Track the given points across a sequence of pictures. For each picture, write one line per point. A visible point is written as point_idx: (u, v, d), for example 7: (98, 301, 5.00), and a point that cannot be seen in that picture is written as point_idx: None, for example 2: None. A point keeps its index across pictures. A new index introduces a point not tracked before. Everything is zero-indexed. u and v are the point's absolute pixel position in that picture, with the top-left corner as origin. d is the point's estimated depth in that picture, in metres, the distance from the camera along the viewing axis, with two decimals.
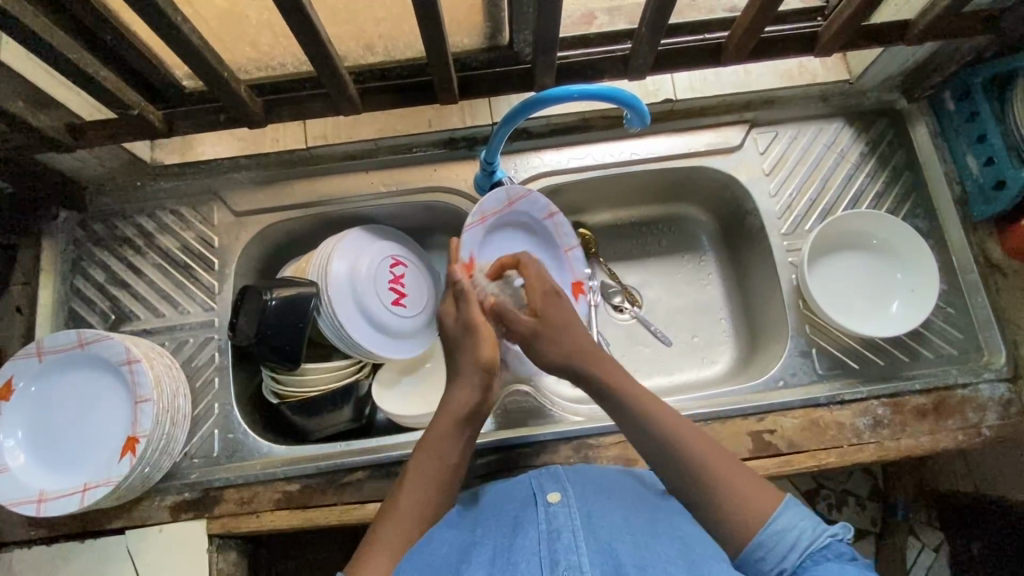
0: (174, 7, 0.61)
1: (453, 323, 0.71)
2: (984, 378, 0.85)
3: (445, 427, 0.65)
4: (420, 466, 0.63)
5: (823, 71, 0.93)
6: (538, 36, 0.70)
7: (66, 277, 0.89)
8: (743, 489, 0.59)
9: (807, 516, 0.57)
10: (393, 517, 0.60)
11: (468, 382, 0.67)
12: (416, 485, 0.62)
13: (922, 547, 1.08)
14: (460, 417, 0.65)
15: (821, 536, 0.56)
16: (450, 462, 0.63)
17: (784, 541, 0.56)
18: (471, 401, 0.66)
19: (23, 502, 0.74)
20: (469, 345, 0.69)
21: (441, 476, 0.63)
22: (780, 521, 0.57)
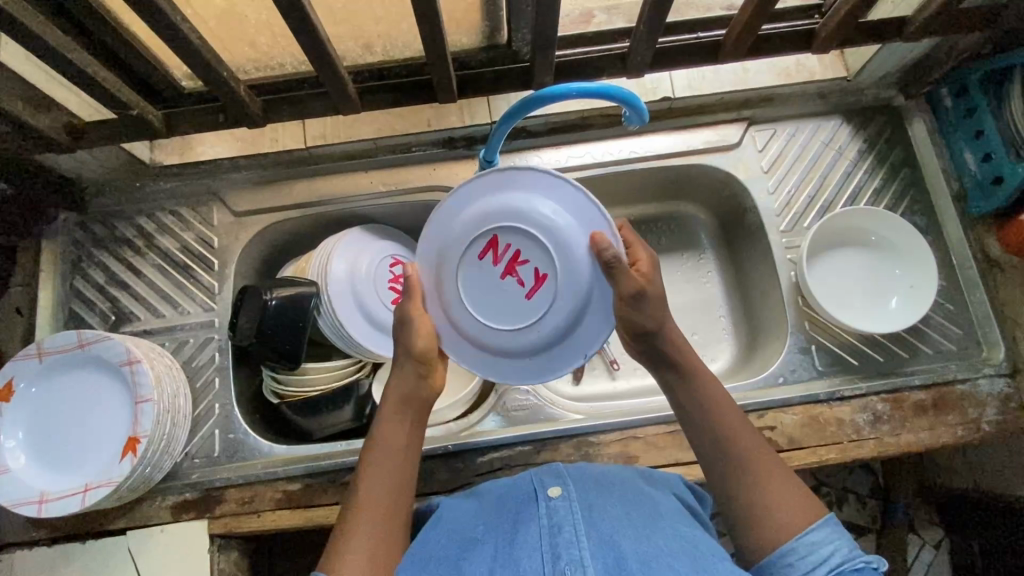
0: (173, 7, 0.61)
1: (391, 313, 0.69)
2: (983, 373, 0.85)
3: (389, 418, 0.66)
4: (371, 458, 0.64)
5: (821, 68, 0.93)
6: (537, 35, 0.71)
7: (65, 278, 0.89)
8: (775, 489, 0.61)
9: (844, 537, 0.57)
10: (354, 515, 0.60)
11: (404, 369, 0.67)
12: (371, 476, 0.62)
13: (924, 543, 1.10)
14: (400, 403, 0.66)
15: (854, 559, 0.55)
16: (399, 449, 0.64)
17: (815, 554, 0.56)
18: (407, 388, 0.66)
19: (23, 503, 0.74)
20: (407, 332, 0.67)
21: (393, 463, 0.63)
22: (816, 535, 0.57)
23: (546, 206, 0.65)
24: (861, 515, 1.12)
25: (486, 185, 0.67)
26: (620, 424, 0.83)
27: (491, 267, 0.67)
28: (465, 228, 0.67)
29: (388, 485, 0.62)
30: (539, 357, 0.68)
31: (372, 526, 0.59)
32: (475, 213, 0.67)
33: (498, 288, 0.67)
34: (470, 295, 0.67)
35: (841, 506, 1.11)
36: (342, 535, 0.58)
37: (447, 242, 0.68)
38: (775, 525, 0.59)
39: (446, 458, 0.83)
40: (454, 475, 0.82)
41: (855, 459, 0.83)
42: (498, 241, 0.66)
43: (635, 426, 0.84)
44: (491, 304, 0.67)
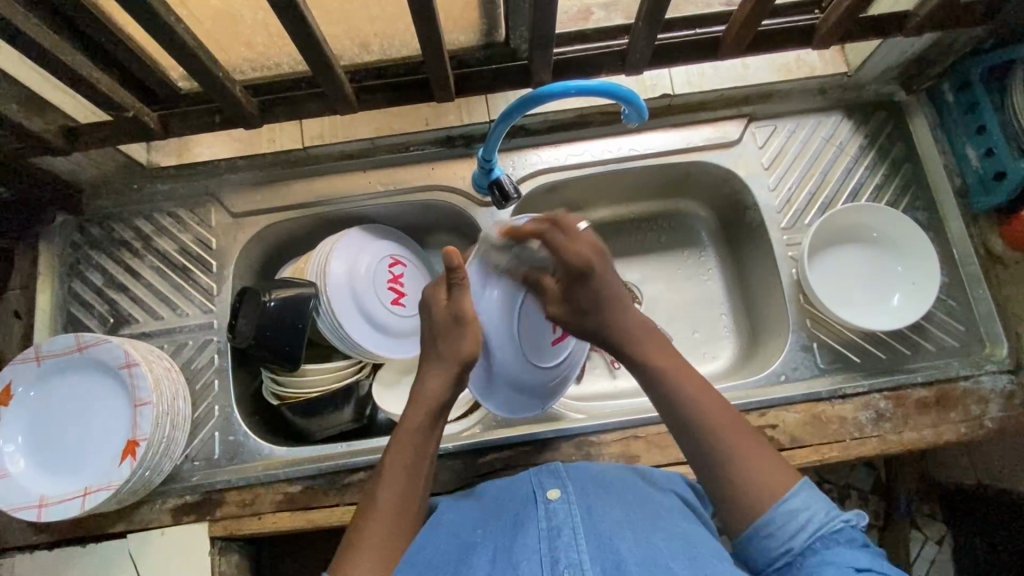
0: (167, 7, 0.60)
1: (442, 311, 0.66)
2: (986, 370, 0.84)
3: (419, 425, 0.63)
4: (395, 463, 0.62)
5: (821, 63, 0.92)
6: (535, 33, 0.70)
7: (63, 281, 0.89)
8: (759, 467, 0.61)
9: (820, 500, 0.59)
10: (373, 524, 0.58)
11: (444, 371, 0.65)
12: (393, 485, 0.61)
13: (925, 540, 1.09)
14: (434, 411, 0.64)
15: (833, 520, 0.57)
16: (424, 459, 0.62)
17: (794, 521, 0.58)
18: (443, 393, 0.64)
19: (23, 507, 0.74)
20: (456, 336, 0.66)
21: (416, 472, 0.62)
22: (793, 502, 0.59)
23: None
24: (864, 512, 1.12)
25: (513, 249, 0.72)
26: (621, 423, 0.83)
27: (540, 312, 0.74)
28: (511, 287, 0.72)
29: (410, 497, 0.60)
30: (550, 396, 0.81)
31: (389, 541, 0.58)
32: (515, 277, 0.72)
33: (540, 331, 0.75)
34: (523, 338, 0.74)
35: (843, 502, 1.11)
36: (356, 545, 0.57)
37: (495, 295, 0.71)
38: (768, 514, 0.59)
39: (447, 459, 0.83)
40: (455, 475, 0.82)
41: (858, 457, 0.83)
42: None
43: (636, 425, 0.83)
44: (533, 348, 0.75)
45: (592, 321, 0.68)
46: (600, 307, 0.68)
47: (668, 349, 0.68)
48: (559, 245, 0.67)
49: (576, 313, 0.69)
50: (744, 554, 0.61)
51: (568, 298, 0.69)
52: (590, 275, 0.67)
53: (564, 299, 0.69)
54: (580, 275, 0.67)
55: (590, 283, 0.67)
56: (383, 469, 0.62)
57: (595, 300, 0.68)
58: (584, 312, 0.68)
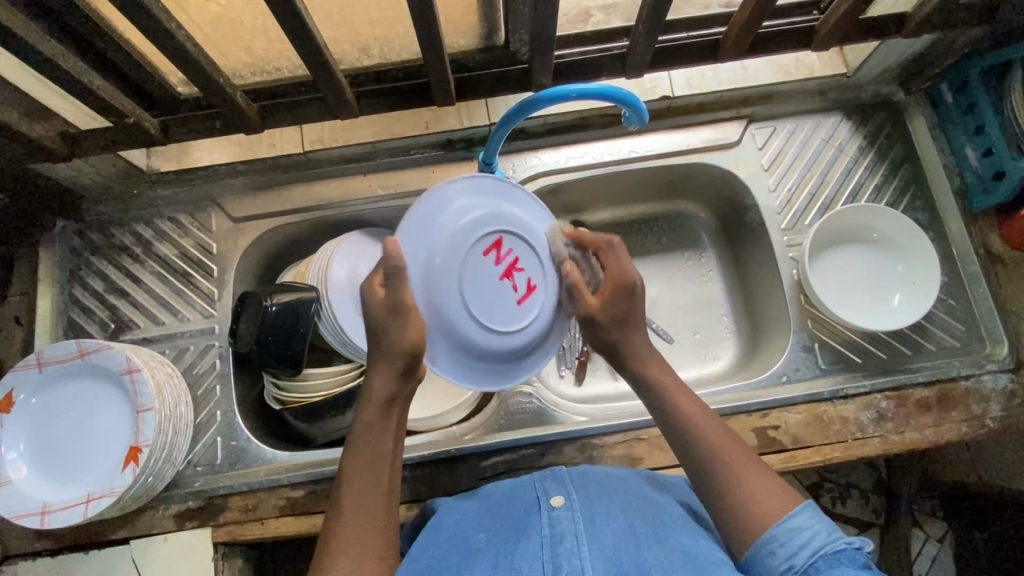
0: (167, 13, 0.60)
1: (380, 302, 0.64)
2: (987, 369, 0.85)
3: (373, 421, 0.62)
4: (354, 463, 0.60)
5: (819, 64, 0.92)
6: (535, 37, 0.70)
7: (64, 287, 0.88)
8: (756, 485, 0.60)
9: (823, 520, 0.57)
10: (342, 529, 0.57)
11: (392, 363, 0.63)
12: (358, 486, 0.59)
13: (927, 538, 1.10)
14: (383, 405, 0.62)
15: (835, 540, 0.56)
16: (385, 454, 0.61)
17: (794, 538, 0.56)
18: (390, 385, 0.63)
19: (27, 515, 0.74)
20: (396, 327, 0.63)
21: (378, 468, 0.60)
22: (794, 521, 0.57)
23: (525, 212, 0.73)
24: (865, 511, 1.12)
25: (467, 188, 0.71)
26: (624, 426, 0.83)
27: (491, 265, 0.69)
28: (463, 227, 0.68)
29: (377, 494, 0.59)
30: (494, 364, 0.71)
31: (364, 539, 0.57)
32: (461, 215, 0.69)
33: (493, 286, 0.70)
34: (468, 295, 0.68)
35: (843, 502, 1.12)
36: (332, 548, 0.56)
37: (441, 233, 0.68)
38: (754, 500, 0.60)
39: (450, 463, 0.83)
40: (458, 478, 0.82)
41: (860, 457, 0.83)
42: (500, 242, 0.70)
43: (639, 427, 0.83)
44: (485, 306, 0.69)
45: (620, 332, 0.70)
46: (631, 322, 0.70)
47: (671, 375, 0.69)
48: (614, 258, 0.73)
49: (611, 321, 0.70)
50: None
51: (611, 304, 0.71)
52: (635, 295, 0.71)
53: (605, 304, 0.71)
54: (627, 291, 0.71)
55: (633, 299, 0.71)
56: (343, 472, 0.60)
57: (629, 314, 0.70)
58: (620, 323, 0.70)
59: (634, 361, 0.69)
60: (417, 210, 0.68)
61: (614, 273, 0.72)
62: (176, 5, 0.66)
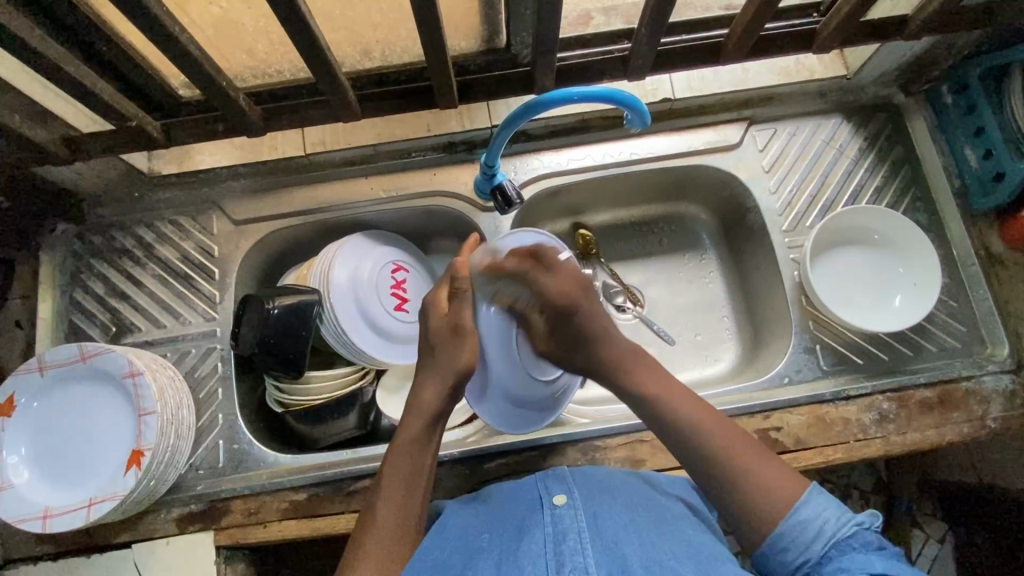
0: (170, 16, 0.60)
1: (442, 324, 0.69)
2: (988, 370, 0.85)
3: (415, 432, 0.64)
4: (394, 472, 0.62)
5: (820, 66, 0.93)
6: (538, 40, 0.70)
7: (64, 290, 0.88)
8: (771, 477, 0.61)
9: (830, 505, 0.59)
10: (373, 533, 0.58)
11: (441, 379, 0.66)
12: (392, 494, 0.60)
13: (927, 538, 1.09)
14: (428, 419, 0.65)
15: (845, 525, 0.58)
16: (424, 465, 0.62)
17: (807, 529, 0.58)
18: (439, 400, 0.65)
19: (28, 519, 0.74)
20: (454, 346, 0.67)
21: (415, 479, 0.61)
22: (805, 511, 0.59)
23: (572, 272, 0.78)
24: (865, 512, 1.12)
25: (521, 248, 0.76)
26: (627, 427, 0.83)
27: None
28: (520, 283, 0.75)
29: (411, 506, 0.60)
30: (534, 413, 0.80)
31: (392, 547, 0.58)
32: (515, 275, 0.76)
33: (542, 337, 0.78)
34: (521, 351, 0.77)
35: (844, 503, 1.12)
36: (361, 551, 0.57)
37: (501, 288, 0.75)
38: (767, 496, 0.60)
39: (452, 465, 0.83)
40: (461, 481, 0.82)
41: (862, 458, 0.83)
42: None
43: (642, 429, 0.83)
44: (532, 358, 0.78)
45: (580, 356, 0.74)
46: (585, 342, 0.73)
47: (655, 373, 0.70)
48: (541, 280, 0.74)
49: (563, 348, 0.75)
50: (763, 563, 0.61)
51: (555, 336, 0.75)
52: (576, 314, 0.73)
53: (550, 337, 0.75)
54: (565, 315, 0.73)
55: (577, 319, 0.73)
56: (382, 479, 0.62)
57: (580, 335, 0.73)
58: (576, 345, 0.73)
59: (603, 376, 0.73)
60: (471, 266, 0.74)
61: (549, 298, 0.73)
62: (178, 8, 0.66)
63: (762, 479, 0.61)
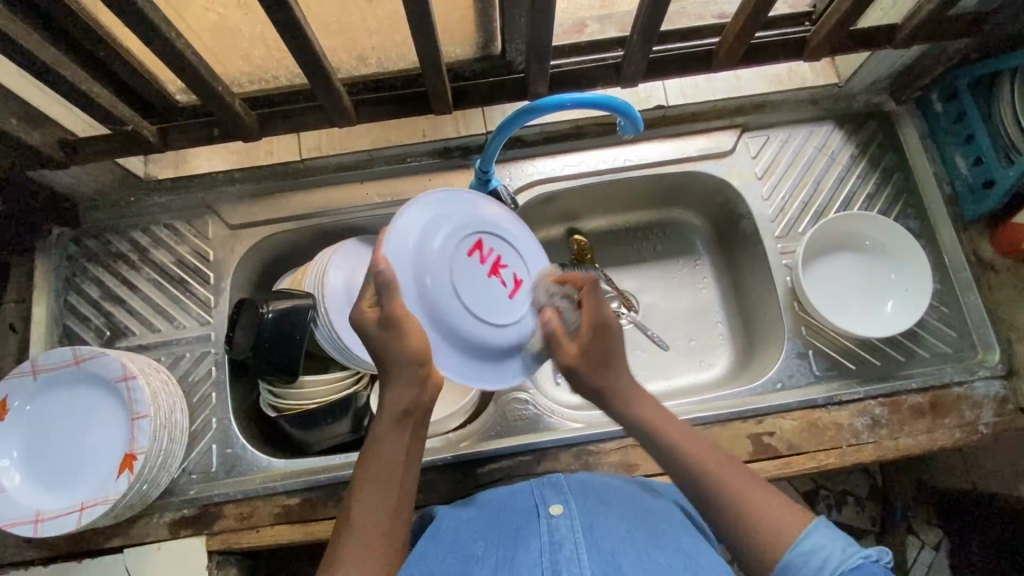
0: (167, 22, 0.61)
1: (373, 320, 0.63)
2: (979, 376, 0.85)
3: (388, 432, 0.62)
4: (370, 473, 0.60)
5: (812, 74, 0.94)
6: (532, 47, 0.71)
7: (59, 294, 0.88)
8: (771, 514, 0.58)
9: (836, 536, 0.54)
10: (350, 538, 0.56)
11: (400, 376, 0.62)
12: (368, 496, 0.59)
13: (923, 544, 1.09)
14: (399, 416, 0.62)
15: (850, 556, 0.53)
16: (401, 465, 0.61)
17: (808, 562, 0.54)
18: (408, 396, 0.62)
19: (19, 523, 0.73)
20: (393, 342, 0.62)
21: (392, 482, 0.60)
22: (811, 541, 0.55)
23: (490, 211, 0.76)
24: (861, 518, 1.13)
25: (436, 202, 0.72)
26: (618, 433, 0.83)
27: (478, 265, 0.72)
28: (441, 236, 0.69)
29: (389, 507, 0.59)
30: (506, 366, 0.72)
31: (370, 551, 0.56)
32: (433, 225, 0.70)
33: (484, 284, 0.71)
34: (461, 285, 0.69)
35: (840, 510, 1.12)
36: (337, 554, 0.56)
37: (425, 250, 0.68)
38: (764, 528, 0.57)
39: (445, 469, 0.83)
40: (455, 486, 0.82)
41: (855, 463, 0.83)
42: (481, 242, 0.73)
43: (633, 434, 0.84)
44: (480, 299, 0.70)
45: (601, 375, 0.70)
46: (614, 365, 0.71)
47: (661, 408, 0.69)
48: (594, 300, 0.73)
49: (590, 367, 0.71)
50: None
51: (588, 351, 0.71)
52: (610, 336, 0.72)
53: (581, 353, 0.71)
54: (603, 330, 0.71)
55: (610, 338, 0.71)
56: (358, 481, 0.60)
57: (610, 355, 0.71)
58: (602, 366, 0.71)
59: (616, 400, 0.69)
60: (388, 242, 0.66)
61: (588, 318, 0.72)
62: (175, 14, 0.67)
63: (756, 513, 0.58)
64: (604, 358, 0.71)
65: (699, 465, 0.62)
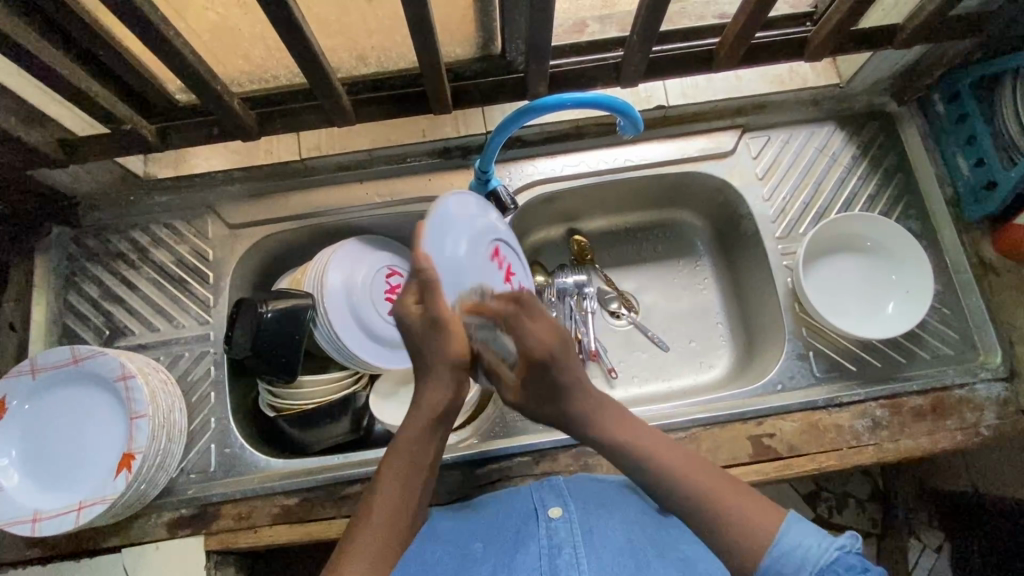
0: (165, 22, 0.61)
1: (416, 320, 0.58)
2: (980, 378, 0.85)
3: (419, 431, 0.60)
4: (395, 469, 0.59)
5: (813, 74, 0.94)
6: (532, 47, 0.71)
7: (59, 293, 0.88)
8: (757, 521, 0.54)
9: (812, 532, 0.52)
10: (366, 533, 0.55)
11: (439, 375, 0.60)
12: (389, 493, 0.58)
13: (924, 548, 1.08)
14: (434, 416, 0.60)
15: (828, 551, 0.52)
16: (425, 466, 0.60)
17: (791, 564, 0.51)
18: (446, 397, 0.60)
19: (17, 522, 0.73)
20: (437, 343, 0.58)
21: (414, 482, 0.59)
22: (788, 541, 0.52)
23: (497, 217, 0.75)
24: (861, 520, 1.12)
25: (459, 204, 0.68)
26: None
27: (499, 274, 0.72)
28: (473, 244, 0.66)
29: (410, 507, 0.58)
30: None
31: (387, 549, 0.55)
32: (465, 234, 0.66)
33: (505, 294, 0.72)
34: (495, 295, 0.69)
35: (840, 511, 1.12)
36: (350, 546, 0.55)
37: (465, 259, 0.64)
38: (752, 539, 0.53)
39: (444, 470, 0.82)
40: (453, 487, 0.82)
41: (855, 466, 0.83)
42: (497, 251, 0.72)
43: None
44: None
45: (551, 409, 0.61)
46: (565, 394, 0.61)
47: (628, 420, 0.62)
48: (521, 331, 0.58)
49: (537, 401, 0.62)
50: None
51: (529, 386, 0.61)
52: (552, 370, 0.59)
53: (521, 387, 0.62)
54: (540, 369, 0.59)
55: (550, 376, 0.59)
56: (381, 475, 0.59)
57: (559, 387, 0.60)
58: (547, 400, 0.61)
59: (581, 423, 0.62)
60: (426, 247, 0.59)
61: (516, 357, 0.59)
62: (175, 14, 0.67)
63: (746, 526, 0.54)
64: (552, 392, 0.61)
65: (672, 473, 0.58)
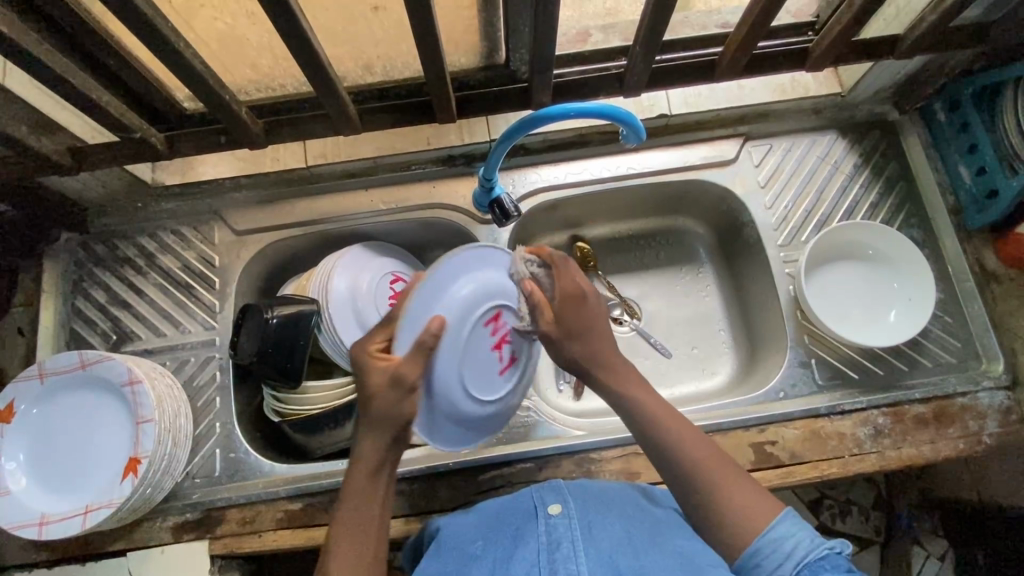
0: (176, 33, 0.62)
1: (382, 371, 0.60)
2: (983, 386, 0.85)
3: (361, 486, 0.60)
4: (343, 527, 0.59)
5: (814, 83, 0.94)
6: (535, 57, 0.72)
7: (67, 299, 0.89)
8: (750, 509, 0.60)
9: (804, 526, 0.58)
10: None
11: (379, 430, 0.60)
12: (341, 551, 0.58)
13: (927, 556, 1.08)
14: (372, 469, 0.60)
15: (817, 547, 0.57)
16: (374, 518, 0.60)
17: (779, 550, 0.57)
18: (380, 450, 0.60)
19: (23, 526, 0.74)
20: (395, 400, 0.60)
21: (365, 535, 0.59)
22: (779, 531, 0.58)
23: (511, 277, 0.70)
24: (865, 527, 1.12)
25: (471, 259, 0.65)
26: (619, 440, 0.83)
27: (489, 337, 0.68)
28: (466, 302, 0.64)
29: (363, 561, 0.58)
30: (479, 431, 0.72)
31: None
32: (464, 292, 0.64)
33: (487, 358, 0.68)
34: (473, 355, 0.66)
35: (844, 519, 1.12)
36: None
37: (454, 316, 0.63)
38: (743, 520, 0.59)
39: (447, 476, 0.83)
40: (456, 492, 0.82)
41: (858, 473, 0.83)
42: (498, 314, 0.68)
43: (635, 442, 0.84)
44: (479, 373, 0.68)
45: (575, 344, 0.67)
46: (591, 332, 0.67)
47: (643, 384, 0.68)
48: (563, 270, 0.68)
49: (564, 335, 0.67)
50: None
51: (560, 318, 0.67)
52: (586, 304, 0.68)
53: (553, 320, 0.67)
54: (578, 301, 0.67)
55: (587, 310, 0.67)
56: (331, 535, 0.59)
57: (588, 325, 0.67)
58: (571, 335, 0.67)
59: (602, 372, 0.67)
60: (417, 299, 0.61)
61: (561, 287, 0.68)
62: (186, 25, 0.68)
63: (739, 506, 0.60)
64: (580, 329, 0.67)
65: (684, 452, 0.63)
